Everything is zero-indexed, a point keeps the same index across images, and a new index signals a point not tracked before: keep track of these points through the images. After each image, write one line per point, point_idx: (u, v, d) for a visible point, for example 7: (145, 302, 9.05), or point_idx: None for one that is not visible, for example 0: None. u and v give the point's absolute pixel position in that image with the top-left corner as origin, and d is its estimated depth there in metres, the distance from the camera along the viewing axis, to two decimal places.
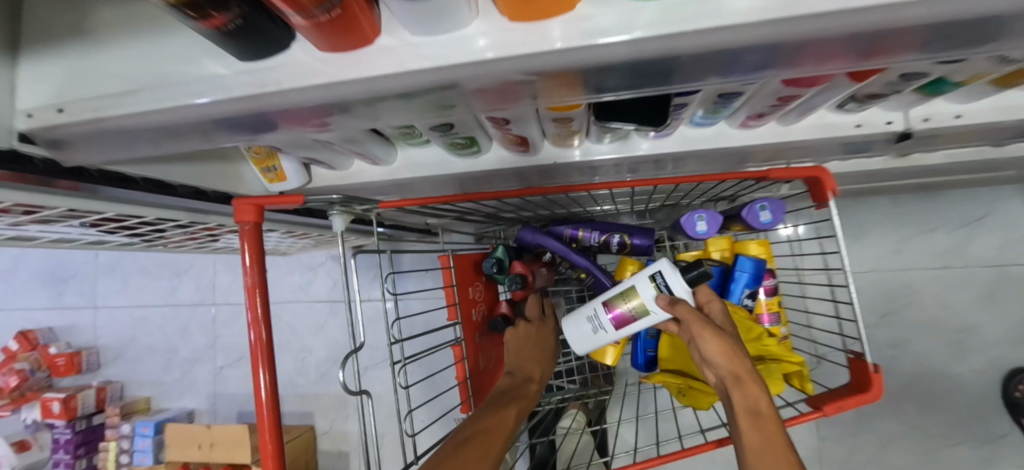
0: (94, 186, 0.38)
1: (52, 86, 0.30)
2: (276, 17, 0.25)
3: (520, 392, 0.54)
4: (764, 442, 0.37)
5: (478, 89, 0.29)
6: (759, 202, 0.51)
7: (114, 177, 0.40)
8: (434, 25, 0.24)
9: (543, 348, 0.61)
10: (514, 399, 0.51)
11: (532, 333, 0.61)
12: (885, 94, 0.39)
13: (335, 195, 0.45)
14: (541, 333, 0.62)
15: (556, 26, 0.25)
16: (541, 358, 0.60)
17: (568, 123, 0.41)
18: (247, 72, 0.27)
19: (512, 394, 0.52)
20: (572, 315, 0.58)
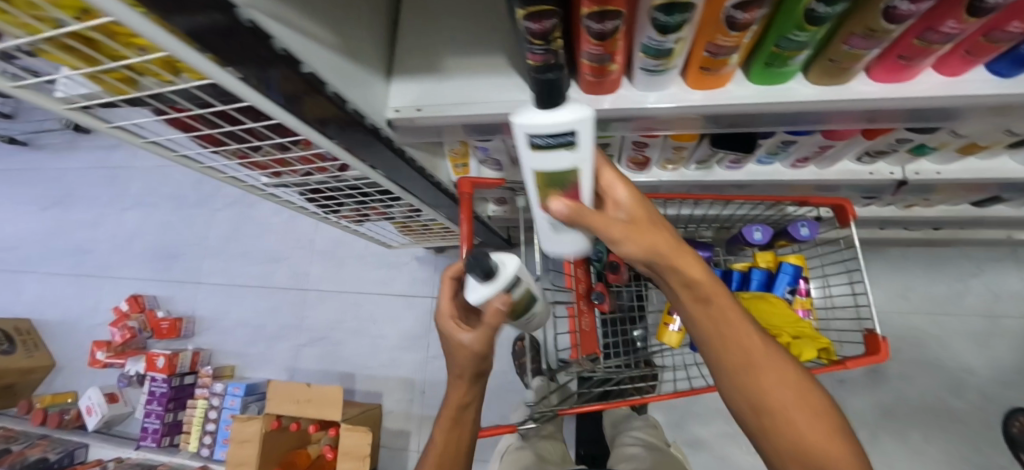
0: (389, 157, 0.60)
1: (414, 97, 0.54)
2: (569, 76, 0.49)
3: (453, 415, 0.62)
4: (729, 325, 0.45)
5: (660, 121, 0.52)
6: (799, 222, 0.73)
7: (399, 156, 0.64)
8: (655, 85, 0.47)
9: (462, 361, 0.58)
10: (450, 427, 0.62)
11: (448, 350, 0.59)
12: (888, 151, 0.62)
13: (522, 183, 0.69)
14: (453, 347, 0.58)
15: (718, 92, 0.47)
16: (463, 378, 0.60)
17: (682, 151, 0.63)
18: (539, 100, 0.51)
19: (446, 420, 0.63)
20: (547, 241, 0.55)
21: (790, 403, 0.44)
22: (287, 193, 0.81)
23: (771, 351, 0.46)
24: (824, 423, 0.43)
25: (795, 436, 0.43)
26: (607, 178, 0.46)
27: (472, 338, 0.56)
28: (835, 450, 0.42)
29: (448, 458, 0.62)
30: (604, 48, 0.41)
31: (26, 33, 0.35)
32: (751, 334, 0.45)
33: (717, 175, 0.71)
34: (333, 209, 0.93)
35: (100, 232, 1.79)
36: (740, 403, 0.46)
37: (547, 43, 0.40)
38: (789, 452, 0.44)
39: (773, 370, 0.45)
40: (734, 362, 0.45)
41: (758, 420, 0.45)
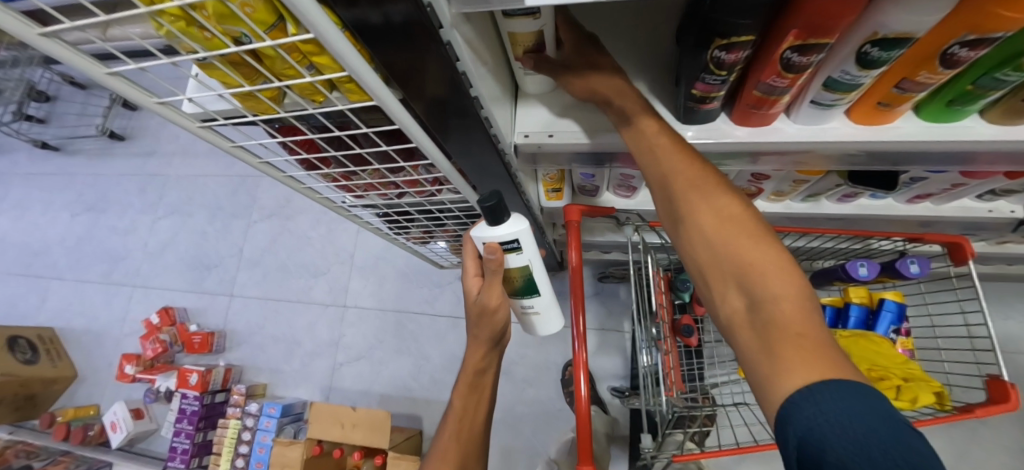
0: (499, 180, 0.59)
1: (543, 122, 0.52)
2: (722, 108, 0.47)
3: (470, 382, 0.61)
4: (664, 156, 0.42)
5: (803, 155, 0.50)
6: (909, 258, 0.69)
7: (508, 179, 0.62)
8: (817, 119, 0.45)
9: (478, 323, 0.55)
10: (467, 394, 0.62)
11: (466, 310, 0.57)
12: (1017, 190, 0.59)
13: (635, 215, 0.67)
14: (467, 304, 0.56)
15: (883, 127, 0.45)
16: (480, 343, 0.58)
17: (800, 184, 0.62)
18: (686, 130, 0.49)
19: (461, 382, 0.62)
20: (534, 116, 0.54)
21: (735, 233, 0.37)
22: (364, 213, 0.78)
23: (718, 184, 0.40)
24: (773, 253, 0.35)
25: (731, 266, 0.36)
26: (563, 36, 0.46)
27: (483, 293, 0.52)
28: (779, 280, 0.33)
29: (464, 425, 0.61)
30: (789, 81, 0.39)
31: (204, 46, 0.32)
32: (693, 167, 0.41)
33: (823, 207, 0.69)
34: (403, 230, 0.90)
35: (132, 240, 1.77)
36: (684, 246, 0.41)
37: (728, 73, 0.39)
38: (727, 286, 0.36)
39: (716, 200, 0.39)
40: (672, 193, 0.42)
41: (699, 259, 0.39)
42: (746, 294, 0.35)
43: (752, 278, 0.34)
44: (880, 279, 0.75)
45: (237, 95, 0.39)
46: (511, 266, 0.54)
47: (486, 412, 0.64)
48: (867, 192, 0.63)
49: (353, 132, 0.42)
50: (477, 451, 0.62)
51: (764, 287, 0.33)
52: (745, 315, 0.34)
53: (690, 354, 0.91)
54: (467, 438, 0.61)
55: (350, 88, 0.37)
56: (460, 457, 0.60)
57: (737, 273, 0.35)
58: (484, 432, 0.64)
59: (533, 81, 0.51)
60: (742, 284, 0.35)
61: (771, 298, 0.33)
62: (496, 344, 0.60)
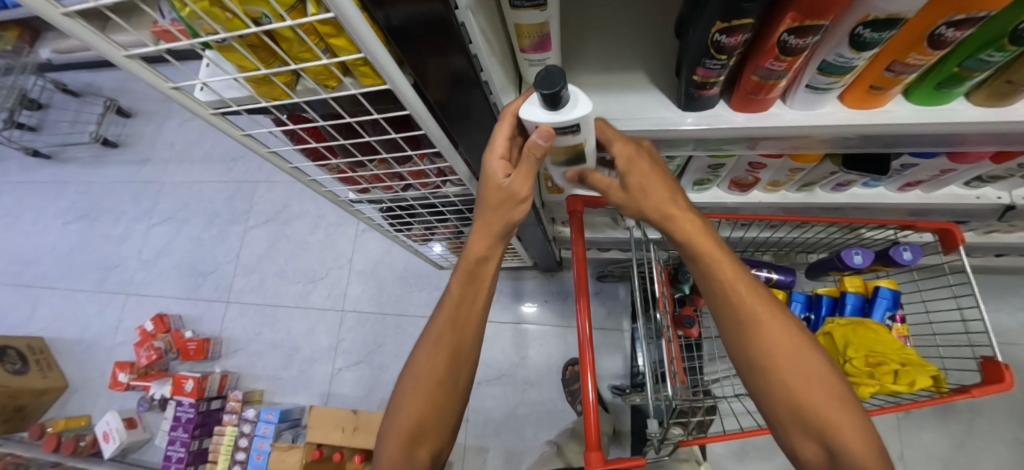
0: None
1: None
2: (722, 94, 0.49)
3: (475, 271, 0.52)
4: (749, 315, 0.47)
5: (803, 139, 0.51)
6: (901, 245, 0.71)
7: None
8: (812, 103, 0.47)
9: (494, 210, 0.47)
10: (468, 282, 0.53)
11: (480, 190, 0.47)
12: (1003, 176, 0.61)
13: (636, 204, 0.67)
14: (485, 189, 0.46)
15: (874, 111, 0.47)
16: (499, 213, 0.47)
17: (796, 173, 0.63)
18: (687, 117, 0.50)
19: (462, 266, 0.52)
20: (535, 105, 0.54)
21: (814, 393, 0.45)
22: (366, 208, 0.78)
23: (791, 338, 0.47)
24: (843, 407, 0.44)
25: (812, 420, 0.44)
26: (605, 137, 0.44)
27: (512, 178, 0.44)
28: (852, 435, 0.43)
29: (458, 320, 0.54)
30: (786, 65, 0.41)
31: (224, 27, 0.33)
32: (770, 322, 0.47)
33: (818, 197, 0.71)
34: (405, 227, 0.90)
35: (126, 248, 1.75)
36: (758, 389, 0.48)
37: (728, 57, 0.41)
38: (805, 434, 0.45)
39: (794, 357, 0.46)
40: (752, 348, 0.47)
41: (778, 407, 0.46)
42: (824, 445, 0.44)
43: (830, 435, 0.44)
44: (876, 267, 0.76)
45: (251, 80, 0.39)
46: (558, 146, 0.43)
47: (485, 306, 0.55)
48: (859, 180, 0.65)
49: (364, 118, 0.42)
50: (472, 342, 0.56)
51: (842, 444, 0.43)
52: (825, 461, 0.44)
53: (690, 346, 0.92)
54: (461, 331, 0.55)
55: (364, 71, 0.38)
56: (452, 347, 0.54)
57: (822, 431, 0.44)
58: (479, 326, 0.56)
59: (543, 71, 0.51)
60: (821, 439, 0.44)
61: (849, 454, 0.42)
62: (507, 234, 0.50)
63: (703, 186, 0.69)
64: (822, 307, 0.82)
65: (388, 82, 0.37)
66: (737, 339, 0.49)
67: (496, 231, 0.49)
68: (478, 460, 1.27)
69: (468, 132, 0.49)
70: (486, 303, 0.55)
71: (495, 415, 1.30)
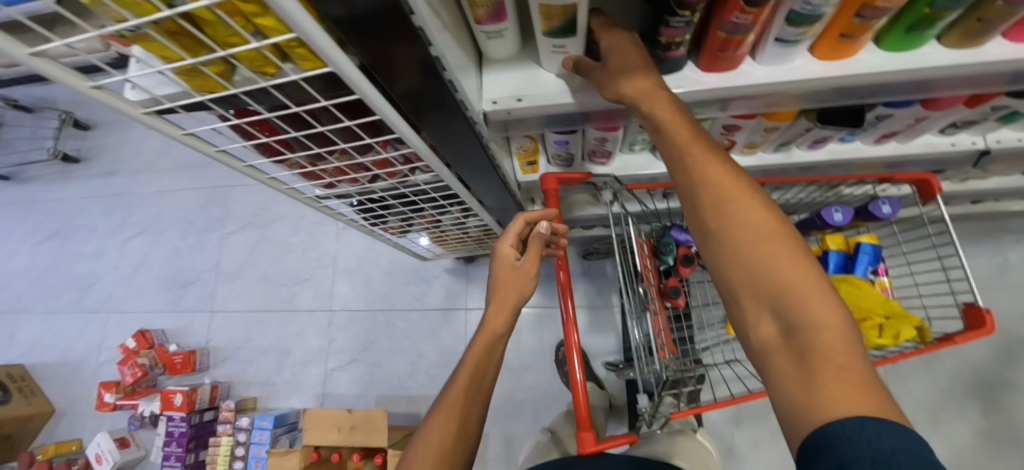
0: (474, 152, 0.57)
1: (511, 86, 0.51)
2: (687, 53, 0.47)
3: (487, 343, 0.61)
4: (700, 166, 0.39)
5: (774, 96, 0.49)
6: (880, 199, 0.71)
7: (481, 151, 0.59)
8: (780, 57, 0.45)
9: (506, 284, 0.64)
10: (480, 354, 0.60)
11: (495, 269, 0.65)
12: (977, 121, 0.61)
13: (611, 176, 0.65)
14: (499, 264, 0.65)
15: (845, 61, 0.45)
16: (513, 287, 0.64)
17: (772, 133, 0.62)
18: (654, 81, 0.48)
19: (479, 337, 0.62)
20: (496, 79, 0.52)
21: (770, 254, 0.35)
22: (338, 204, 0.75)
23: (747, 195, 0.38)
24: (803, 275, 0.34)
25: (766, 288, 0.35)
26: (601, 33, 0.45)
27: (523, 260, 0.64)
28: (814, 303, 0.33)
29: (471, 386, 0.58)
30: (752, 18, 0.38)
31: (134, 13, 0.30)
32: (721, 176, 0.38)
33: (795, 157, 0.70)
34: (381, 220, 0.87)
35: (100, 265, 1.69)
36: (713, 262, 0.39)
37: (692, 13, 0.38)
38: (759, 309, 0.35)
39: (749, 216, 0.37)
40: (699, 208, 0.39)
41: (729, 278, 0.37)
42: (782, 320, 0.33)
43: (787, 305, 0.33)
44: (856, 223, 0.76)
45: (181, 72, 0.37)
46: (551, 5, 0.38)
47: (493, 383, 0.61)
48: (837, 135, 0.64)
49: (312, 106, 0.40)
50: (477, 413, 0.58)
51: (804, 317, 0.32)
52: (779, 340, 0.33)
53: (679, 317, 0.92)
54: (473, 398, 0.58)
55: (301, 53, 0.35)
56: (463, 411, 0.56)
57: (778, 301, 0.34)
58: (484, 394, 0.60)
59: (501, 44, 0.49)
60: (775, 310, 0.34)
61: (810, 326, 0.32)
62: (517, 308, 0.64)
63: None
64: None
65: (331, 64, 0.34)
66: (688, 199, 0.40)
67: (508, 306, 0.63)
68: (480, 447, 1.27)
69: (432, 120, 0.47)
70: (493, 379, 0.61)
71: (493, 402, 1.30)
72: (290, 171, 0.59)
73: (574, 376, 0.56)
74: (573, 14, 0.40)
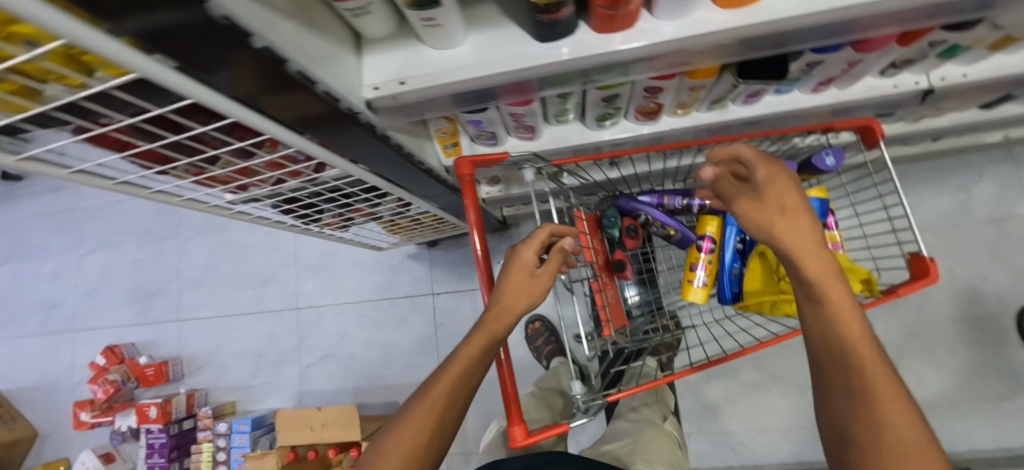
0: (372, 144, 0.52)
1: (392, 68, 0.45)
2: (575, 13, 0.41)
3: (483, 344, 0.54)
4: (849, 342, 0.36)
5: (685, 53, 0.44)
6: (824, 151, 0.67)
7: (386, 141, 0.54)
8: (678, 11, 0.40)
9: (513, 284, 0.57)
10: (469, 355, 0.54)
11: (510, 267, 0.58)
12: (916, 59, 0.56)
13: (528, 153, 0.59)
14: (516, 264, 0.58)
15: (751, 9, 0.40)
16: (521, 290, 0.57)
17: (699, 91, 0.57)
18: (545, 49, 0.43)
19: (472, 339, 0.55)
20: (376, 60, 0.46)
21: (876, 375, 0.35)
22: (260, 208, 0.70)
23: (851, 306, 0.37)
24: (903, 398, 0.34)
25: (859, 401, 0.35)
26: (751, 160, 0.43)
27: (542, 270, 0.58)
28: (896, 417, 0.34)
29: (453, 393, 0.52)
30: None
31: None
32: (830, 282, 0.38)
33: (733, 113, 0.66)
34: (314, 218, 0.83)
35: (61, 284, 1.64)
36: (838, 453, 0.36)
37: None
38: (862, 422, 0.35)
39: (856, 331, 0.36)
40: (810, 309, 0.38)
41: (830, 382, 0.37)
42: None
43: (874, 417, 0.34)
44: (802, 177, 0.73)
45: None
46: None
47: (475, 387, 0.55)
48: (770, 86, 0.59)
49: (144, 119, 0.35)
50: (451, 424, 0.52)
51: None
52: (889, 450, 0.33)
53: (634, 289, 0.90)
54: (453, 403, 0.52)
55: (92, 59, 0.30)
56: (439, 420, 0.51)
57: None
58: (464, 401, 0.54)
59: (372, 21, 0.43)
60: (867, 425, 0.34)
61: None
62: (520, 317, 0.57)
63: (604, 121, 0.62)
64: None
65: (137, 71, 0.27)
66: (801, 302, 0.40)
67: (512, 313, 0.56)
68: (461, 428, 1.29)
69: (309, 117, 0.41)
70: (477, 386, 0.55)
71: None
72: (185, 180, 0.54)
73: (501, 371, 0.54)
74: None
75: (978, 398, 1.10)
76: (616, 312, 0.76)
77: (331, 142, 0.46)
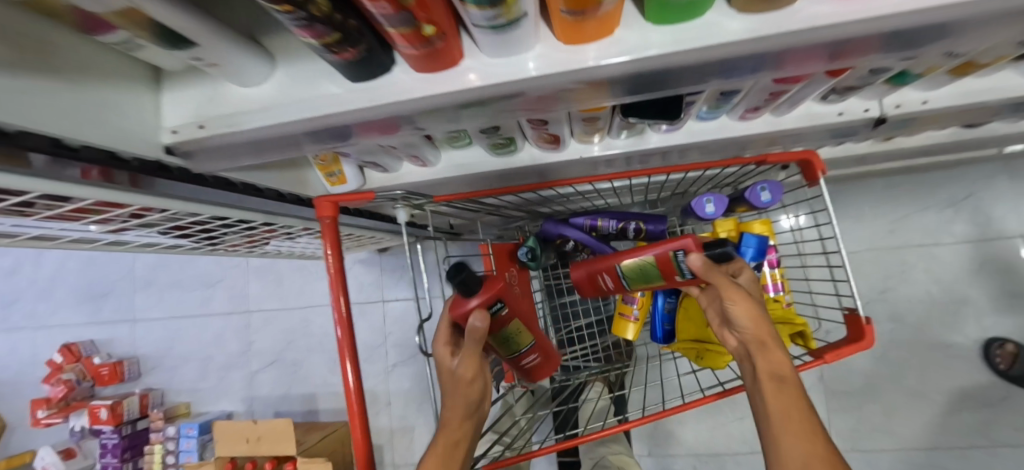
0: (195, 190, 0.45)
1: (191, 108, 0.38)
2: (384, 48, 0.33)
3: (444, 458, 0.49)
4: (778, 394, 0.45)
5: (537, 97, 0.35)
6: (759, 184, 0.59)
7: (222, 182, 0.48)
8: (508, 50, 0.32)
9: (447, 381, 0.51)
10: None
11: (437, 369, 0.52)
12: (859, 86, 0.47)
13: (398, 191, 0.52)
14: (440, 371, 0.52)
15: (593, 48, 0.33)
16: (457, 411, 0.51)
17: (595, 122, 0.49)
18: (357, 90, 0.35)
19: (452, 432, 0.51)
20: (175, 95, 0.39)
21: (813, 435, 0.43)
22: (152, 233, 0.60)
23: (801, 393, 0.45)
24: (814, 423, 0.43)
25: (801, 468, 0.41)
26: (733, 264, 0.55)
27: (462, 362, 0.50)
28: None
29: None
30: (393, 5, 0.25)
31: None
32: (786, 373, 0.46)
33: (651, 142, 0.57)
34: (219, 243, 0.76)
35: (18, 281, 1.62)
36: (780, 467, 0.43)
37: (295, 7, 0.25)
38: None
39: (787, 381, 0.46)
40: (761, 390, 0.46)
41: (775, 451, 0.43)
42: None
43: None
44: (735, 211, 0.64)
45: None
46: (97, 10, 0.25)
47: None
48: (687, 115, 0.50)
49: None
50: None
51: None
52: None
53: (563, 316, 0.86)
54: None
55: None
56: None
57: None
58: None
59: (153, 56, 0.35)
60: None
61: None
62: (476, 410, 0.52)
63: (498, 151, 0.54)
64: None
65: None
66: (749, 386, 0.49)
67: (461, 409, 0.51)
68: (407, 439, 1.25)
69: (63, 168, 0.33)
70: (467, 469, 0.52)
71: (420, 396, 1.25)
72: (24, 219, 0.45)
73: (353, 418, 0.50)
74: (154, 20, 0.27)
75: (947, 431, 1.02)
76: (547, 369, 0.63)
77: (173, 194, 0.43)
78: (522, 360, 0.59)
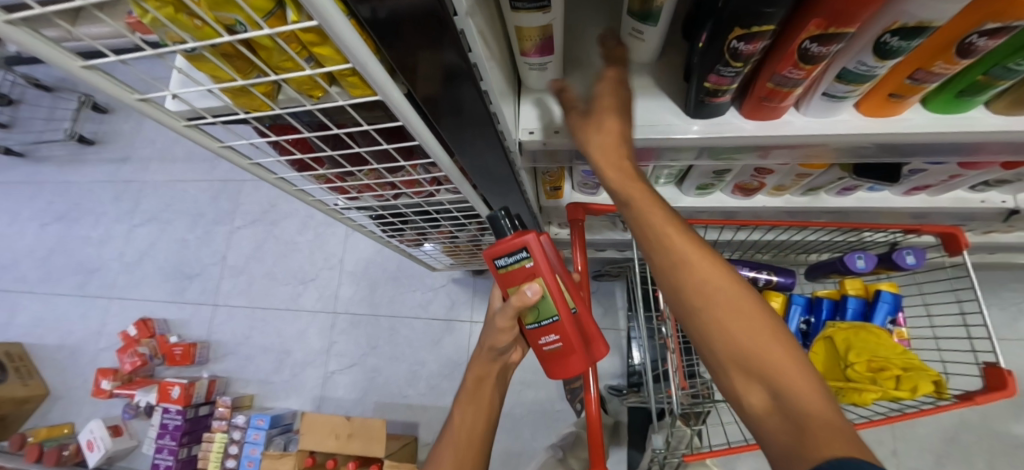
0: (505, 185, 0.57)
1: (549, 118, 0.52)
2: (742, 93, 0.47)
3: (473, 387, 0.62)
4: (678, 254, 0.37)
5: (816, 148, 0.49)
6: (905, 250, 0.70)
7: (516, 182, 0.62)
8: (827, 112, 0.45)
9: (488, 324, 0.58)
10: (468, 401, 0.62)
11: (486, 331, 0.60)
12: (1011, 180, 0.60)
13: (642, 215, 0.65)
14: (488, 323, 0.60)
15: (879, 120, 0.45)
16: (483, 353, 0.61)
17: (804, 178, 0.62)
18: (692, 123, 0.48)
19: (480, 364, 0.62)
20: (530, 108, 0.53)
21: (716, 292, 0.35)
22: (378, 211, 0.71)
23: (716, 262, 0.37)
24: (723, 270, 0.36)
25: (742, 351, 0.33)
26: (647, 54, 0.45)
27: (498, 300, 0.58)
28: (794, 371, 0.32)
29: (473, 426, 0.61)
30: (805, 73, 0.38)
31: (193, 35, 0.30)
32: (673, 231, 0.38)
33: (823, 201, 0.71)
34: (397, 232, 0.88)
35: (103, 250, 1.65)
36: (690, 330, 0.37)
37: (744, 64, 0.38)
38: (740, 374, 0.34)
39: (677, 233, 0.38)
40: (667, 275, 0.37)
41: (707, 344, 0.35)
42: (763, 385, 0.32)
43: (770, 370, 0.32)
44: (876, 271, 0.76)
45: (229, 90, 0.37)
46: None
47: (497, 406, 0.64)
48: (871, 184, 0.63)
49: (265, 115, 0.37)
50: (488, 424, 0.62)
51: (783, 380, 0.31)
52: (766, 406, 0.32)
53: (688, 349, 0.90)
54: (481, 417, 0.62)
55: (322, 52, 0.32)
56: (468, 440, 0.60)
57: (751, 364, 0.33)
58: (491, 428, 0.62)
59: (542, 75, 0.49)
60: (758, 375, 0.33)
61: (794, 392, 0.31)
62: (498, 356, 0.61)
63: (707, 191, 0.67)
64: (822, 311, 0.81)
65: (378, 89, 0.32)
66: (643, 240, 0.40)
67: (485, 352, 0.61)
68: None
69: (477, 153, 0.46)
70: (498, 410, 0.64)
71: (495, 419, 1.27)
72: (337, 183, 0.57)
73: (587, 396, 0.64)
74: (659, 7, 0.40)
75: None
76: (587, 362, 0.57)
77: (471, 169, 0.49)
78: (541, 338, 0.56)
